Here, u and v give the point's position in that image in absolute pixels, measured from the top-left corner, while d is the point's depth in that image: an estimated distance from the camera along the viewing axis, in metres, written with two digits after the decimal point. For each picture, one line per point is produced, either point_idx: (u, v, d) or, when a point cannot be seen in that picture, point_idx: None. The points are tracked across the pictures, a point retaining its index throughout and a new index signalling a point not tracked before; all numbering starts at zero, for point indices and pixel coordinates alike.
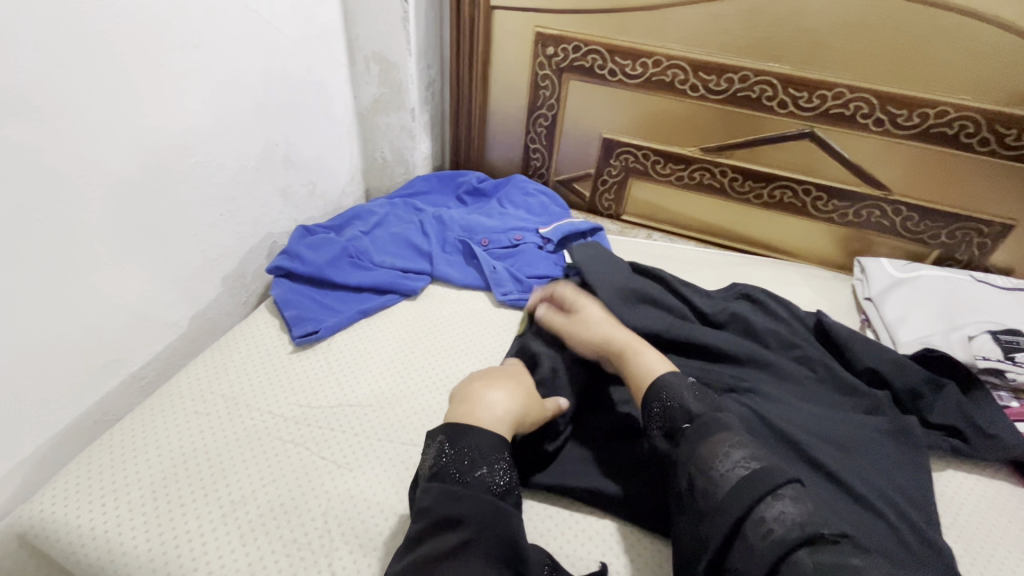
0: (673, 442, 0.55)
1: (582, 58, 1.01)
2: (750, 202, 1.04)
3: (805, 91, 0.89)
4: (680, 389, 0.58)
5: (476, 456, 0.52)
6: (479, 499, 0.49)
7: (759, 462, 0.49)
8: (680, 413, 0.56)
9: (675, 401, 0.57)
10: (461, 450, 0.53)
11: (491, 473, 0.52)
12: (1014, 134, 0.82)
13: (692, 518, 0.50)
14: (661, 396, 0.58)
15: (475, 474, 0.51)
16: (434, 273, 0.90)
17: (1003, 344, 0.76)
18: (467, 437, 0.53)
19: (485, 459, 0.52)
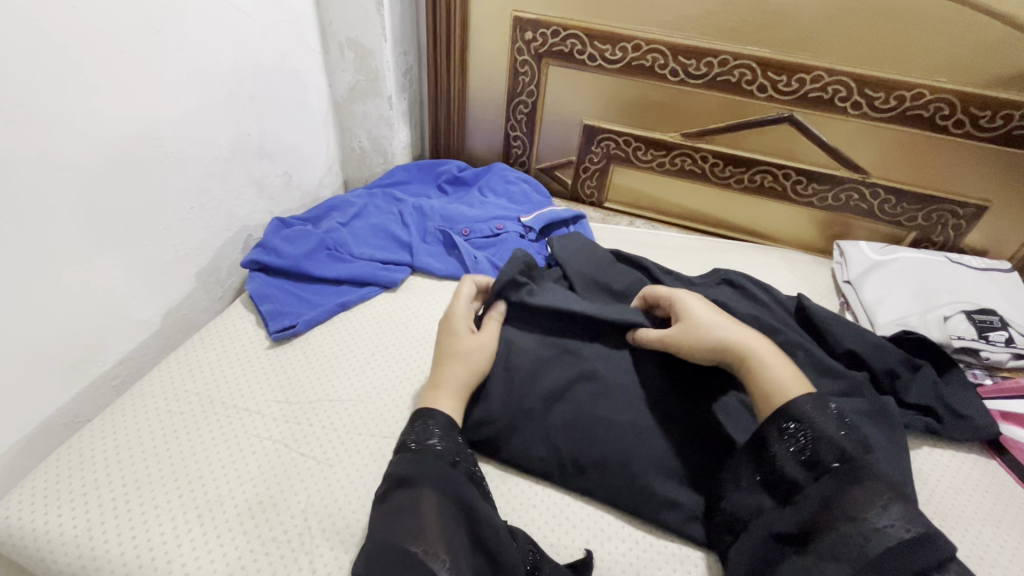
0: (812, 474, 0.48)
1: (561, 43, 0.99)
2: (731, 187, 1.04)
3: (785, 75, 0.88)
4: (817, 417, 0.50)
5: (429, 430, 0.54)
6: (427, 464, 0.51)
7: (919, 526, 0.44)
8: (828, 446, 0.49)
9: (819, 428, 0.50)
10: (417, 427, 0.55)
11: (445, 444, 0.54)
12: (988, 116, 0.82)
13: (822, 558, 0.44)
14: (797, 417, 0.51)
15: (426, 444, 0.53)
16: (414, 264, 0.88)
17: (978, 323, 0.78)
18: (424, 416, 0.56)
19: (435, 429, 0.54)
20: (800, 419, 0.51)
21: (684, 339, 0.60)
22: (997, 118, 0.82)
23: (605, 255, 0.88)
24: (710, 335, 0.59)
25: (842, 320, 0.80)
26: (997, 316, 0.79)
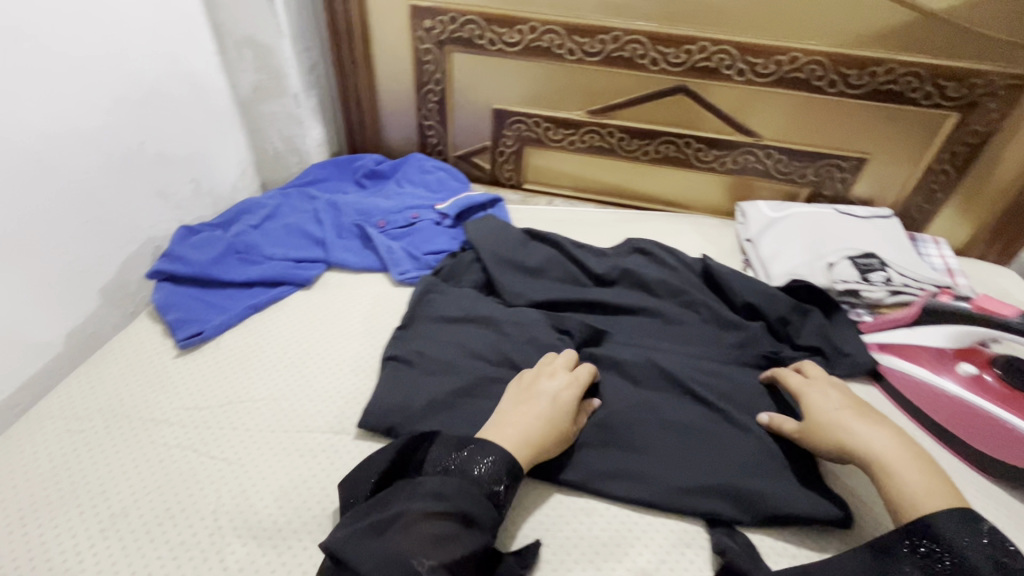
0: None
1: (460, 29, 0.99)
2: (640, 160, 1.08)
3: (673, 47, 0.92)
4: (964, 538, 0.46)
5: (490, 467, 0.54)
6: (471, 497, 0.51)
7: None
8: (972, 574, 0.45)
9: (963, 554, 0.46)
10: (476, 453, 0.55)
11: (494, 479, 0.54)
12: (857, 75, 0.88)
13: None
14: (937, 535, 0.47)
15: (481, 474, 0.53)
16: (329, 260, 0.88)
17: (861, 267, 0.84)
18: (489, 448, 0.55)
19: (491, 464, 0.54)
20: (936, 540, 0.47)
21: (808, 432, 0.60)
22: (864, 75, 0.88)
23: (518, 235, 0.90)
24: (835, 432, 0.58)
25: (741, 275, 0.85)
26: (877, 259, 0.86)
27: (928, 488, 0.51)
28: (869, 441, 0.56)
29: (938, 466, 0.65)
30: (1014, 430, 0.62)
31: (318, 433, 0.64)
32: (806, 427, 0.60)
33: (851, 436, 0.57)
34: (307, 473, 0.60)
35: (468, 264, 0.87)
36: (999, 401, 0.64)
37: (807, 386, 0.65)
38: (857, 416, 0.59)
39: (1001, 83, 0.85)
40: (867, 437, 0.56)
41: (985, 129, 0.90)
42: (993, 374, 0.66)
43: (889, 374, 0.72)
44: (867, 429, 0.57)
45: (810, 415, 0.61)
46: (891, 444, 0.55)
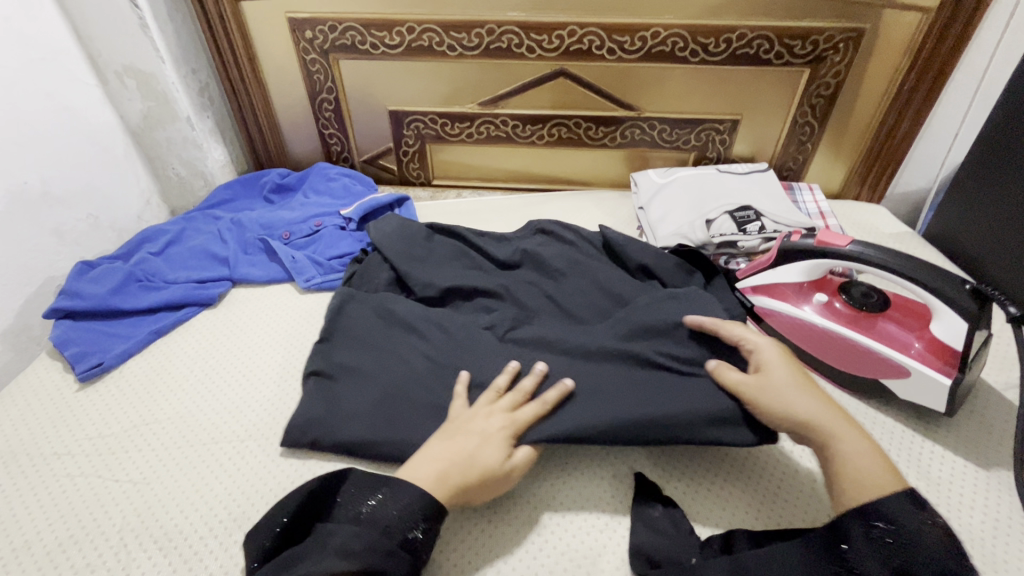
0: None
1: (342, 37, 1.01)
2: (537, 144, 1.13)
3: (545, 34, 0.97)
4: (915, 519, 0.46)
5: (405, 511, 0.51)
6: (383, 548, 0.49)
7: None
8: (926, 556, 0.44)
9: (913, 539, 0.45)
10: (390, 497, 0.52)
11: (411, 523, 0.50)
12: (714, 42, 0.95)
13: None
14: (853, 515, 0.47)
15: (393, 517, 0.50)
16: (235, 276, 0.90)
17: (738, 220, 0.91)
18: (404, 490, 0.52)
19: (407, 507, 0.51)
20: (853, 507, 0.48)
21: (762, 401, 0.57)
22: (721, 42, 0.95)
23: (418, 229, 0.92)
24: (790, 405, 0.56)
25: (634, 240, 0.88)
26: (754, 211, 0.92)
27: (869, 452, 0.52)
28: (807, 409, 0.55)
29: None
30: (862, 347, 0.68)
31: (224, 442, 0.65)
32: (752, 390, 0.58)
33: (796, 405, 0.56)
34: (213, 481, 0.62)
35: (375, 268, 0.88)
36: (850, 324, 0.70)
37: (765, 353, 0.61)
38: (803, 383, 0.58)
39: (838, 37, 0.93)
40: (802, 405, 0.56)
41: (834, 80, 0.98)
42: (841, 300, 0.73)
43: (763, 316, 0.78)
44: (801, 397, 0.56)
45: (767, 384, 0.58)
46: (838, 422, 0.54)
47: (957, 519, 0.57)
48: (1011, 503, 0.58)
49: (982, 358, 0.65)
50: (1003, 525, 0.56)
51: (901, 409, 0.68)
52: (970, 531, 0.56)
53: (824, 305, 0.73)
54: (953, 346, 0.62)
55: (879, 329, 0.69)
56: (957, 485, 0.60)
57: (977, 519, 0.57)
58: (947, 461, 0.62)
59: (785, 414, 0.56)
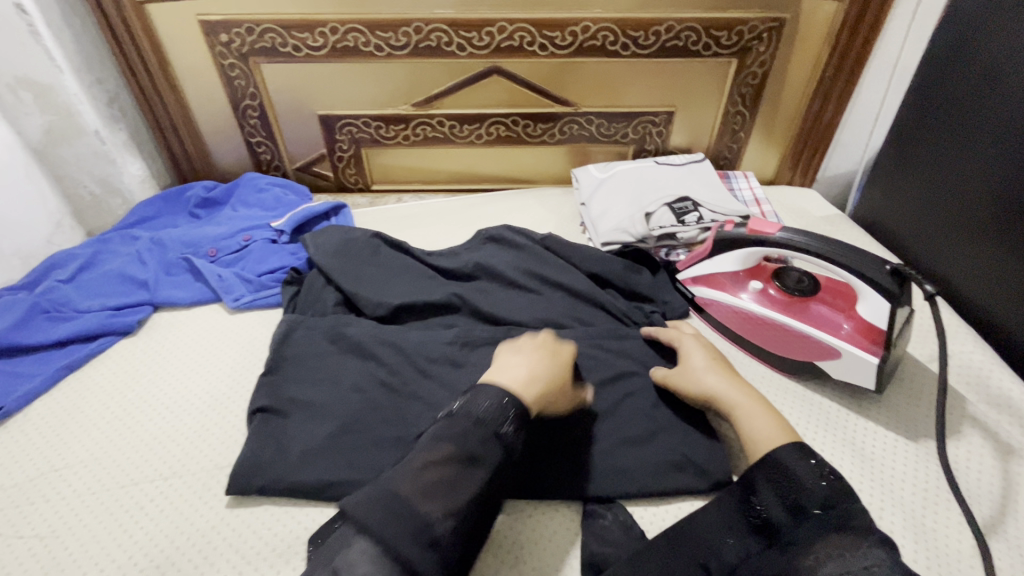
0: (794, 520, 0.49)
1: (261, 39, 0.96)
2: (476, 144, 1.11)
3: (473, 31, 0.94)
4: (799, 463, 0.51)
5: (494, 407, 0.51)
6: (478, 439, 0.49)
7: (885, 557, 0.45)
8: (810, 491, 0.49)
9: (799, 479, 0.50)
10: (478, 397, 0.52)
11: (500, 417, 0.51)
12: (643, 35, 0.95)
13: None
14: (775, 479, 0.51)
15: (484, 411, 0.51)
16: (156, 300, 0.84)
17: (677, 211, 0.91)
18: (494, 392, 0.53)
19: (501, 408, 0.51)
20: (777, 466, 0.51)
21: (678, 381, 0.64)
22: (649, 36, 0.95)
23: (362, 241, 0.87)
24: (700, 382, 0.63)
25: (590, 248, 0.87)
26: (691, 202, 0.93)
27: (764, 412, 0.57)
28: (710, 383, 0.62)
29: (743, 373, 0.72)
30: (795, 330, 0.70)
31: (145, 484, 0.61)
32: (673, 376, 0.65)
33: (703, 380, 0.63)
34: (132, 528, 0.57)
35: (320, 289, 0.82)
36: (783, 309, 0.72)
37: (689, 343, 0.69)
38: (713, 362, 0.65)
39: (761, 27, 0.95)
40: (707, 379, 0.62)
41: (761, 70, 1.01)
42: (775, 287, 0.74)
43: (703, 305, 0.79)
44: (708, 372, 0.63)
45: (683, 366, 0.66)
46: (739, 396, 0.60)
47: (892, 493, 0.59)
48: (939, 473, 0.60)
49: (906, 335, 0.68)
50: (933, 495, 0.59)
51: (837, 389, 0.70)
52: (903, 504, 0.58)
53: (759, 293, 0.75)
54: (877, 326, 0.63)
55: (810, 314, 0.70)
56: (891, 459, 0.62)
57: (909, 491, 0.59)
58: (881, 436, 0.64)
59: (696, 392, 0.62)
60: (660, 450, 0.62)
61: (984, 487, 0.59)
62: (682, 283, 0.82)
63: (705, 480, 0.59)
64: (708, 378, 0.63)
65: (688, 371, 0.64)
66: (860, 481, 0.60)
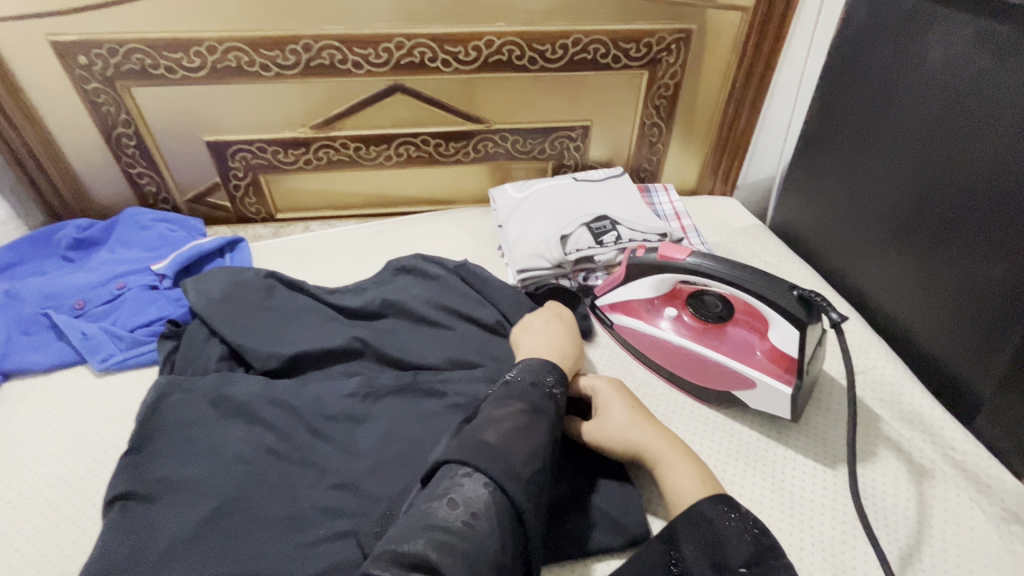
0: None
1: (127, 61, 0.86)
2: (386, 165, 1.04)
3: (369, 47, 0.87)
4: (724, 518, 0.47)
5: (539, 370, 0.58)
6: (539, 396, 0.55)
7: None
8: (736, 548, 0.45)
9: (723, 535, 0.46)
10: (526, 366, 0.59)
11: (548, 381, 0.57)
12: (550, 49, 0.91)
13: None
14: (701, 531, 0.47)
15: (538, 377, 0.57)
16: (6, 368, 0.73)
17: (594, 231, 0.88)
18: (546, 361, 0.59)
19: (553, 371, 0.59)
20: (703, 520, 0.47)
21: (598, 436, 0.60)
22: (557, 49, 0.91)
23: (254, 282, 0.78)
24: (622, 434, 0.58)
25: (501, 282, 0.82)
26: (609, 220, 0.90)
27: (687, 470, 0.53)
28: (629, 439, 0.58)
29: (662, 408, 0.69)
30: (709, 360, 0.67)
31: None
32: (592, 430, 0.60)
33: (623, 435, 0.58)
34: None
35: (202, 343, 0.72)
36: (698, 337, 0.69)
37: (606, 387, 0.64)
38: (634, 413, 0.60)
39: (669, 38, 0.93)
40: (627, 435, 0.58)
41: (673, 81, 0.98)
42: (690, 313, 0.71)
43: (621, 333, 0.76)
44: (628, 426, 0.59)
45: (602, 417, 0.61)
46: (665, 445, 0.56)
47: (811, 530, 0.57)
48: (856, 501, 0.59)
49: (820, 356, 0.66)
50: (851, 528, 0.57)
51: (756, 416, 0.68)
52: (822, 541, 0.56)
53: (674, 320, 0.72)
54: (790, 354, 0.61)
55: (725, 340, 0.68)
56: (809, 491, 0.60)
57: (827, 527, 0.57)
58: (799, 465, 0.63)
59: (619, 445, 0.58)
60: (574, 504, 0.57)
61: (899, 513, 0.58)
62: (601, 310, 0.78)
63: (620, 537, 0.55)
64: (629, 429, 0.58)
65: (608, 424, 0.60)
66: (778, 518, 0.58)
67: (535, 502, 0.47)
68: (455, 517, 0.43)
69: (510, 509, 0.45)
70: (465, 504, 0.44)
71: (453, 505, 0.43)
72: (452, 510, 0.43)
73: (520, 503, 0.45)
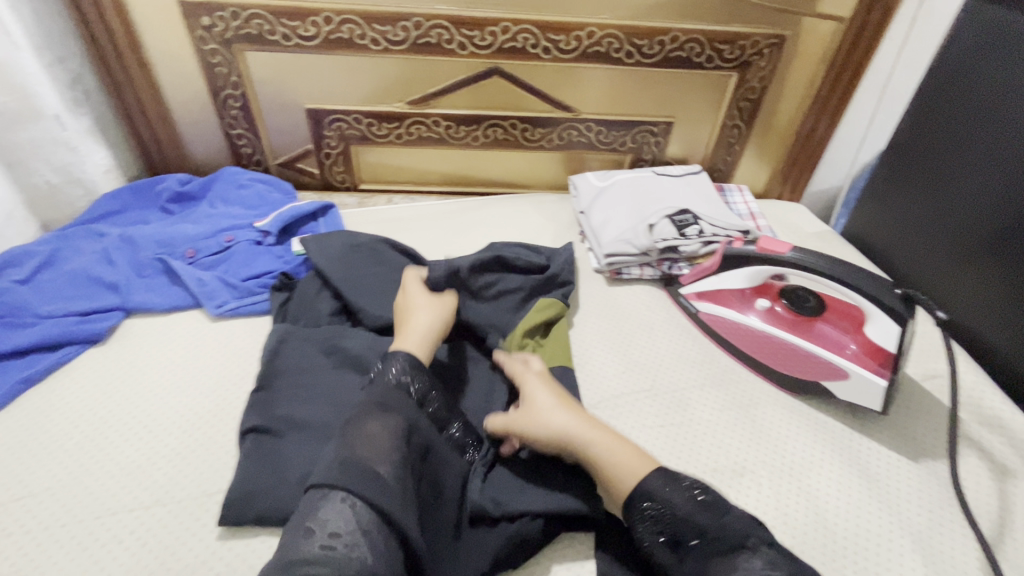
0: (675, 555, 0.48)
1: (247, 25, 0.90)
2: (472, 145, 1.07)
3: (476, 30, 0.91)
4: (674, 493, 0.49)
5: (400, 369, 0.58)
6: (399, 398, 0.54)
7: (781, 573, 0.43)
8: (685, 524, 0.48)
9: (675, 511, 0.48)
10: (386, 366, 0.58)
11: (404, 379, 0.57)
12: (648, 44, 0.94)
13: None
14: (652, 502, 0.50)
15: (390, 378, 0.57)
16: (128, 305, 0.77)
17: (677, 224, 0.90)
18: (394, 358, 0.59)
19: (406, 367, 0.58)
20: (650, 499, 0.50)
21: (525, 425, 0.58)
22: (654, 44, 0.94)
23: (367, 248, 0.82)
24: (540, 426, 0.57)
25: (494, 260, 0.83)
26: (690, 213, 0.92)
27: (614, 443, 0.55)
28: (557, 425, 0.57)
29: (748, 393, 0.73)
30: (802, 349, 0.71)
31: (126, 512, 0.55)
32: (518, 421, 0.59)
33: (546, 421, 0.57)
34: (122, 556, 0.52)
35: (313, 296, 0.77)
36: (790, 328, 0.73)
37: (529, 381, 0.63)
38: (559, 400, 0.60)
39: (763, 42, 0.96)
40: (556, 422, 0.57)
41: (760, 84, 1.01)
42: (783, 304, 0.75)
43: (707, 321, 0.80)
44: (555, 414, 0.58)
45: (527, 405, 0.60)
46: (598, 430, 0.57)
47: (897, 515, 0.60)
48: (940, 493, 0.62)
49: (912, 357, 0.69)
50: (938, 516, 0.60)
51: (839, 407, 0.71)
52: (909, 525, 0.59)
53: (767, 311, 0.75)
54: (886, 348, 0.65)
55: (816, 332, 0.72)
56: (895, 480, 0.63)
57: (914, 512, 0.60)
58: (884, 456, 0.66)
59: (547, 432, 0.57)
60: None
61: (983, 505, 0.61)
62: (686, 298, 0.83)
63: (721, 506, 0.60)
64: (554, 418, 0.58)
65: (529, 415, 0.59)
66: (865, 501, 0.61)
67: (400, 494, 0.46)
68: (314, 544, 0.41)
69: (374, 516, 0.44)
70: (322, 528, 0.42)
71: (311, 533, 0.42)
72: (308, 538, 0.41)
73: (380, 504, 0.44)
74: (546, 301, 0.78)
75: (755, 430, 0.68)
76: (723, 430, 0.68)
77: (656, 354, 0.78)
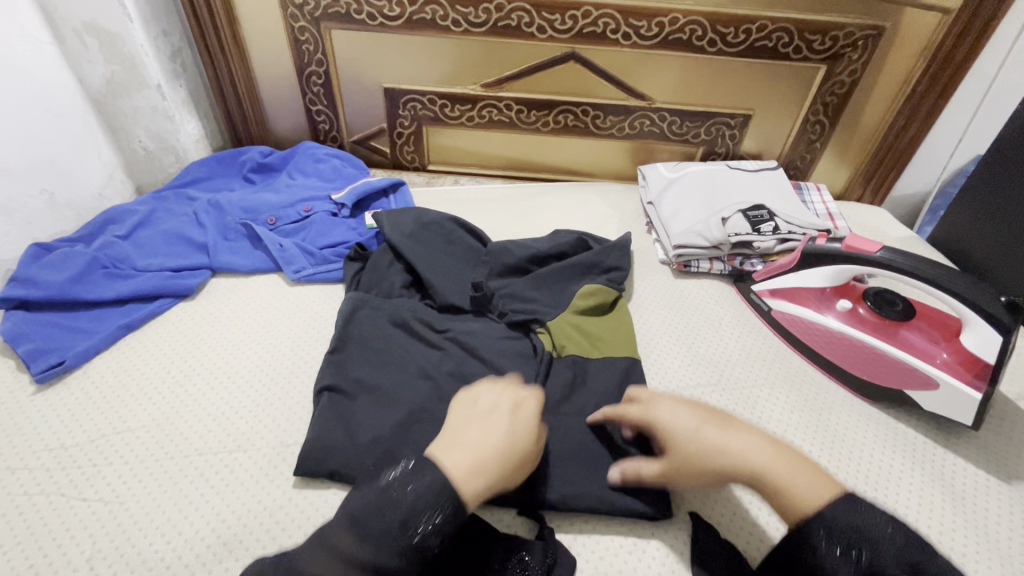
0: None
1: (335, 4, 0.93)
2: (540, 131, 1.07)
3: (557, 13, 0.90)
4: None
5: (428, 490, 0.42)
6: (396, 525, 0.40)
7: None
8: None
9: None
10: (422, 477, 0.43)
11: (427, 506, 0.42)
12: (733, 32, 0.91)
13: None
14: None
15: (409, 488, 0.42)
16: (215, 265, 0.81)
17: (752, 219, 0.86)
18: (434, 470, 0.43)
19: (434, 495, 0.42)
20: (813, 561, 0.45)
21: (679, 470, 0.50)
22: (739, 33, 0.91)
23: (438, 225, 0.83)
24: (698, 465, 0.49)
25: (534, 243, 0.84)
26: (766, 209, 0.88)
27: (790, 470, 0.46)
28: (716, 457, 0.49)
29: (822, 396, 0.70)
30: (885, 356, 0.67)
31: (213, 454, 0.59)
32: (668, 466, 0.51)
33: (704, 458, 0.49)
34: (208, 494, 0.56)
35: (386, 267, 0.79)
36: (873, 331, 0.69)
37: (660, 411, 0.54)
38: (705, 424, 0.51)
39: (858, 34, 0.91)
40: (713, 457, 0.49)
41: (849, 79, 0.96)
42: (866, 307, 0.71)
43: (783, 321, 0.77)
44: (708, 446, 0.50)
45: (671, 443, 0.51)
46: (760, 449, 0.48)
47: (986, 536, 0.56)
48: None
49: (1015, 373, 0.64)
50: None
51: (922, 419, 0.67)
52: (999, 549, 0.55)
53: (848, 313, 0.72)
54: (983, 359, 0.60)
55: (901, 338, 0.68)
56: (983, 499, 0.59)
57: (1005, 535, 0.56)
58: (971, 473, 0.62)
59: (705, 469, 0.49)
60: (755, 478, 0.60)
61: None
62: (758, 295, 0.81)
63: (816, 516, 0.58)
64: (709, 454, 0.49)
65: (679, 455, 0.50)
66: (949, 519, 0.57)
67: None
68: None
69: None
70: None
71: None
72: None
73: None
74: (593, 288, 0.76)
75: (830, 435, 0.65)
76: (796, 432, 0.65)
77: (726, 351, 0.76)
